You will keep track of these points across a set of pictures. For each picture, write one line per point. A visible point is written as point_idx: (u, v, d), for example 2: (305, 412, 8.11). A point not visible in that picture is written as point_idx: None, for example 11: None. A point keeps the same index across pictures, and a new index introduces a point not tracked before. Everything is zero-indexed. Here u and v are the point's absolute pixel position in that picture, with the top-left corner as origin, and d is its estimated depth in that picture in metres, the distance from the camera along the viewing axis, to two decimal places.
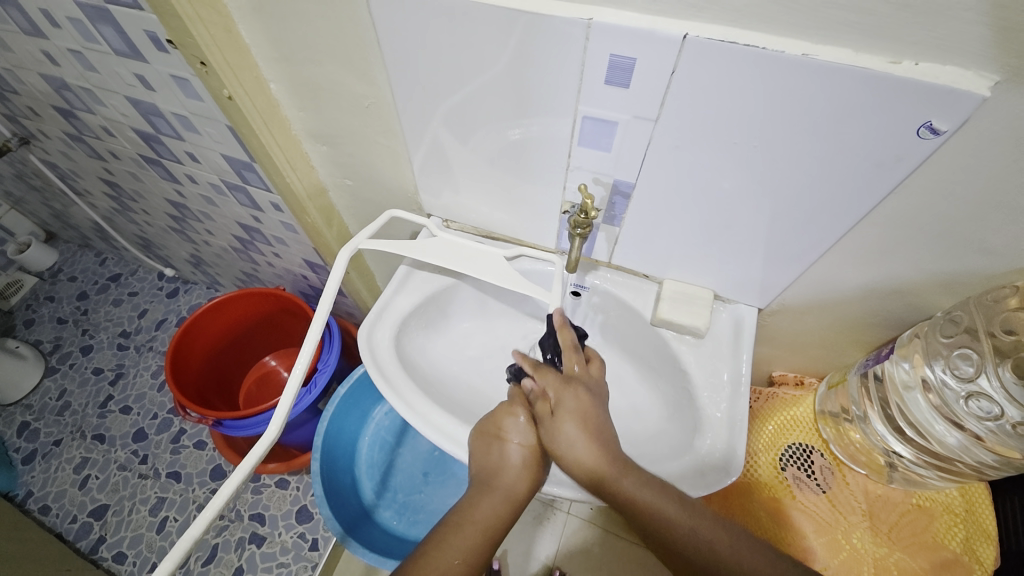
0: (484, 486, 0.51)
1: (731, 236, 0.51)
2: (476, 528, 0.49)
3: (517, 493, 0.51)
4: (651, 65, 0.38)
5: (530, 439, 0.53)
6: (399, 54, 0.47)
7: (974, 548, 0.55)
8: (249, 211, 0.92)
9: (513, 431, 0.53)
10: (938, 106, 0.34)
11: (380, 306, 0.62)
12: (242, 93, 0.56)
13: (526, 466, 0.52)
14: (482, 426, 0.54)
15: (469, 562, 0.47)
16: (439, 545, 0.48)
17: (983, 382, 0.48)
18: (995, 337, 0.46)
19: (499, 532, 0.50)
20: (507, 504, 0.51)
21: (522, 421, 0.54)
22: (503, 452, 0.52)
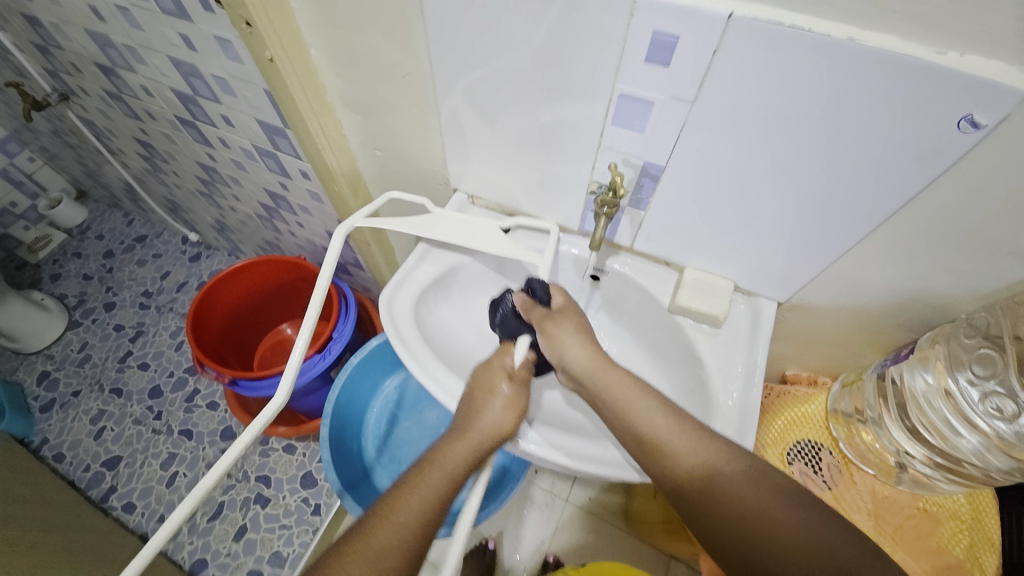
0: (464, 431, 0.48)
1: (758, 226, 0.51)
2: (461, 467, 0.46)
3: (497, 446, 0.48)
4: (693, 44, 0.38)
5: (517, 394, 0.51)
6: (440, 22, 0.47)
7: (977, 556, 0.55)
8: (277, 178, 0.94)
9: (503, 384, 0.51)
10: (979, 98, 0.33)
11: (395, 275, 0.63)
12: (283, 56, 0.57)
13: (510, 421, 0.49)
14: (473, 379, 0.52)
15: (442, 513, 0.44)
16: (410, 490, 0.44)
17: (1003, 384, 0.48)
18: (1018, 341, 0.46)
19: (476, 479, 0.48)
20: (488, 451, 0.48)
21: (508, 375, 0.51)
22: (490, 404, 0.49)
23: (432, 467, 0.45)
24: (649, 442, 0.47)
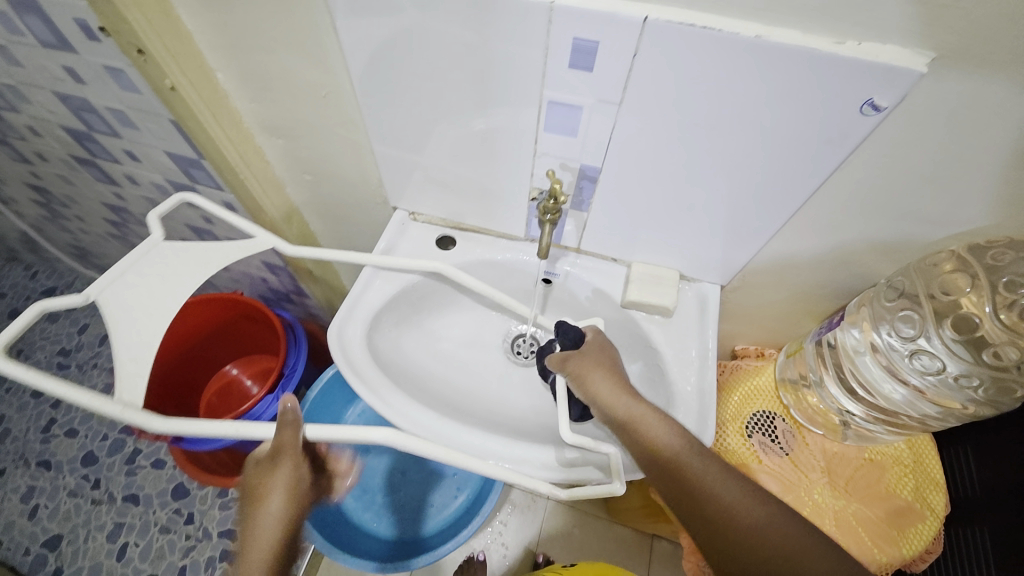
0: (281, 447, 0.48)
1: (693, 218, 0.53)
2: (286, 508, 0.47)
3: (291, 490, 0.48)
4: (613, 47, 0.38)
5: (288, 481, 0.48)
6: (358, 40, 0.45)
7: (924, 496, 0.59)
8: (199, 212, 0.87)
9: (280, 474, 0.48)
10: (877, 84, 0.36)
11: (343, 309, 0.60)
12: (185, 83, 0.53)
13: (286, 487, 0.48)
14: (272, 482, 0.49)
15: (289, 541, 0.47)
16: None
17: (924, 342, 0.51)
18: (935, 299, 0.50)
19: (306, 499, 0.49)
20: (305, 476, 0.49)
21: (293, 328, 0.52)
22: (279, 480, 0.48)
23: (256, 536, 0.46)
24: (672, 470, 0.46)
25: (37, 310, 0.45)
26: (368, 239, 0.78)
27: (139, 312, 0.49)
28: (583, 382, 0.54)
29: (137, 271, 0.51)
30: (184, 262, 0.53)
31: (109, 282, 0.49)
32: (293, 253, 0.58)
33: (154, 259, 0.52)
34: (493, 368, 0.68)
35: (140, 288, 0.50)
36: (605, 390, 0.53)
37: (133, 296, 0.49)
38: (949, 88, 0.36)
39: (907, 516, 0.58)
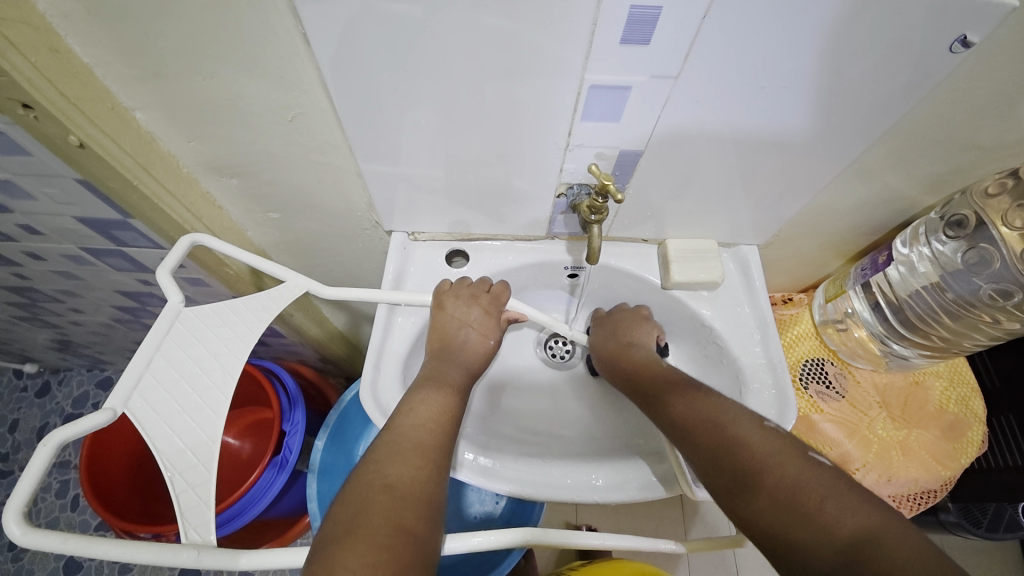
0: (420, 393, 0.48)
1: (735, 183, 0.49)
2: (420, 453, 0.43)
3: (475, 371, 0.54)
4: (678, 12, 0.32)
5: (486, 329, 0.55)
6: (340, 47, 0.35)
7: (968, 402, 0.62)
8: (133, 275, 0.72)
9: (474, 322, 0.55)
10: (974, 17, 0.33)
11: (375, 342, 0.54)
12: (99, 134, 0.40)
13: (483, 351, 0.56)
14: (440, 330, 0.54)
15: (428, 492, 0.41)
16: (357, 522, 0.37)
17: (1012, 279, 0.50)
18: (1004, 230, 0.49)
19: (443, 466, 0.44)
20: (449, 430, 0.46)
21: (480, 312, 0.55)
22: (464, 338, 0.54)
23: (395, 435, 0.44)
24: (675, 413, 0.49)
25: (54, 445, 0.37)
26: (357, 268, 0.68)
27: (181, 405, 0.43)
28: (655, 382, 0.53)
29: (166, 355, 0.44)
30: (215, 331, 0.47)
31: (135, 386, 0.42)
32: (333, 295, 0.52)
33: (181, 341, 0.45)
34: (536, 380, 0.64)
35: (172, 378, 0.44)
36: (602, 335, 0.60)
37: (172, 393, 0.43)
38: None
39: (959, 428, 0.61)
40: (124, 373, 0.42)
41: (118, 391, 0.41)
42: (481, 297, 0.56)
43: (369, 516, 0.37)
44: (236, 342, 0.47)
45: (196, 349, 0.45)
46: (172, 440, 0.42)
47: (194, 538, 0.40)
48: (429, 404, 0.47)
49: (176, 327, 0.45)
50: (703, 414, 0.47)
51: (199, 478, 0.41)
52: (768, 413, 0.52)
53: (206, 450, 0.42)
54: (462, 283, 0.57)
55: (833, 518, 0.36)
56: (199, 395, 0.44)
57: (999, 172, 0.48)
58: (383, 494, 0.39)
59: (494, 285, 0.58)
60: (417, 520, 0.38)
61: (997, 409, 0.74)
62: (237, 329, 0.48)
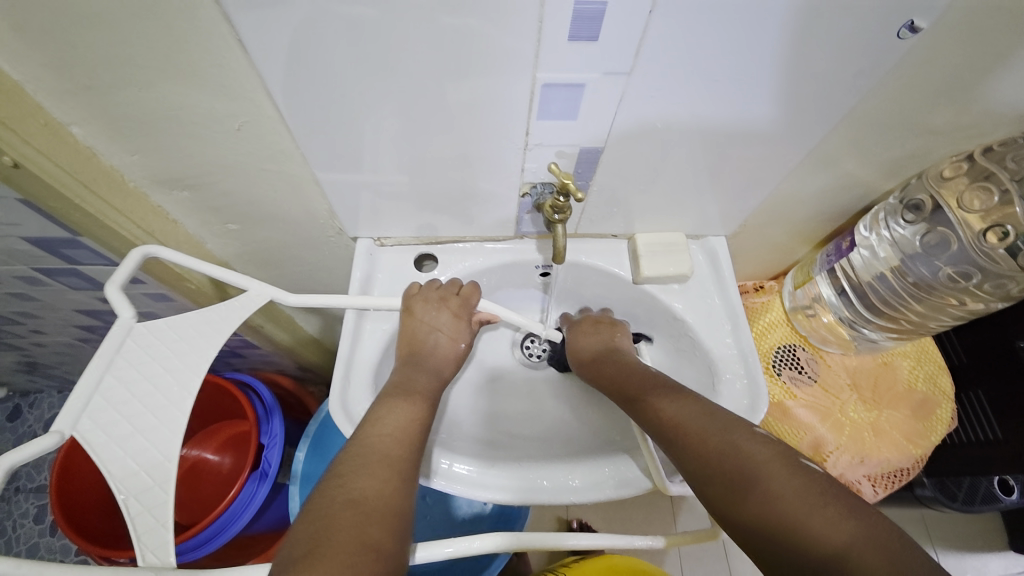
0: (388, 402, 0.47)
1: (698, 175, 0.49)
2: (388, 465, 0.42)
3: (446, 376, 0.53)
4: (624, 7, 0.31)
5: (455, 331, 0.54)
6: (280, 54, 0.33)
7: (935, 381, 0.64)
8: (92, 294, 0.69)
9: (444, 325, 0.53)
10: (918, 3, 0.33)
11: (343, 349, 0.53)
12: (32, 152, 0.38)
13: (454, 354, 0.54)
14: (409, 335, 0.53)
15: (395, 504, 0.39)
16: (321, 539, 0.35)
17: (968, 258, 0.51)
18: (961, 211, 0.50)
19: (413, 476, 0.43)
20: (416, 439, 0.45)
21: (450, 315, 0.54)
22: (433, 342, 0.53)
23: (361, 449, 0.43)
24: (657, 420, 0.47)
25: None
26: (325, 276, 0.67)
27: (134, 424, 0.42)
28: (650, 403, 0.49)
29: (118, 373, 0.42)
30: (170, 345, 0.45)
31: (84, 408, 0.40)
32: (297, 303, 0.51)
33: (133, 359, 0.43)
34: (512, 382, 0.63)
35: (125, 397, 0.42)
36: (582, 339, 0.59)
37: (125, 412, 0.42)
38: None
39: (927, 406, 0.63)
40: (72, 395, 0.40)
41: (66, 414, 0.39)
42: (451, 299, 0.55)
43: (334, 533, 0.36)
44: (191, 356, 0.45)
45: (150, 367, 0.43)
46: (126, 461, 0.40)
47: (151, 561, 0.39)
48: (395, 415, 0.46)
49: (128, 343, 0.44)
50: (682, 418, 0.45)
51: (155, 500, 0.40)
52: (741, 403, 0.52)
53: (161, 471, 0.41)
54: (431, 286, 0.56)
55: (819, 528, 0.34)
56: (153, 414, 0.42)
57: (954, 155, 0.49)
58: (348, 509, 0.38)
59: (465, 286, 0.56)
60: (384, 534, 0.37)
61: (963, 384, 0.76)
62: (194, 344, 0.45)
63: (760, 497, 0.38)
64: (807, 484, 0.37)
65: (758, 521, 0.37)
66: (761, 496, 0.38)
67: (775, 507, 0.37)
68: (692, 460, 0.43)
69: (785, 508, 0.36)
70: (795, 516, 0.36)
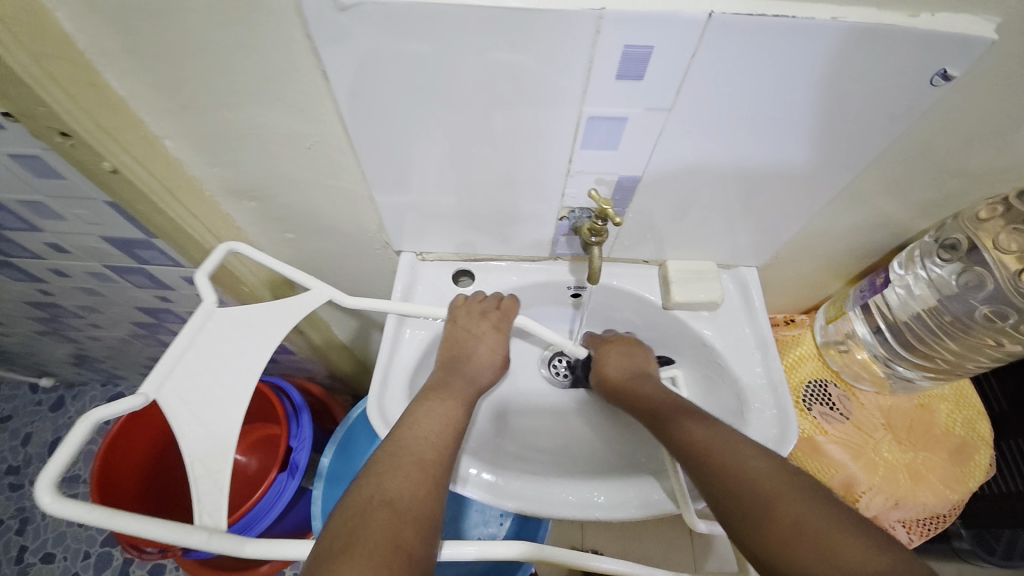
0: (425, 405, 0.49)
1: (730, 207, 0.51)
2: (421, 468, 0.44)
3: (480, 384, 0.55)
4: (667, 51, 0.34)
5: (498, 345, 0.56)
6: (355, 84, 0.38)
7: (974, 426, 0.62)
8: (152, 292, 0.74)
9: (484, 334, 0.56)
10: (951, 54, 0.34)
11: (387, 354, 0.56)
12: (130, 160, 0.43)
13: (491, 364, 0.56)
14: (449, 336, 0.56)
15: (426, 510, 0.41)
16: (355, 537, 0.37)
17: (1002, 298, 0.51)
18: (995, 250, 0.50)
19: (445, 483, 0.44)
20: (451, 447, 0.47)
21: (490, 326, 0.56)
22: (473, 348, 0.55)
23: (399, 450, 0.44)
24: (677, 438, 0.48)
25: (88, 426, 0.38)
26: (366, 287, 0.70)
27: (207, 397, 0.45)
28: (679, 426, 0.49)
29: (197, 350, 0.46)
30: (245, 330, 0.49)
31: (167, 376, 0.44)
32: (353, 305, 0.54)
33: (211, 338, 0.47)
34: (539, 399, 0.64)
35: (200, 370, 0.46)
36: (612, 356, 0.59)
37: (199, 384, 0.45)
38: (1021, 50, 0.35)
39: (966, 452, 0.61)
40: (157, 363, 0.44)
41: (150, 380, 0.43)
42: (491, 313, 0.58)
43: (367, 532, 0.38)
44: (262, 341, 0.49)
45: (226, 347, 0.47)
46: (196, 428, 0.44)
47: (206, 522, 0.42)
48: (432, 420, 0.48)
49: (207, 323, 0.47)
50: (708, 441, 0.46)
51: (217, 466, 0.43)
52: (770, 433, 0.52)
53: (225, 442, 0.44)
54: (475, 298, 0.59)
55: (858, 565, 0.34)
56: (220, 390, 0.46)
57: (990, 198, 0.49)
58: (381, 509, 0.40)
59: (505, 300, 0.59)
60: (415, 539, 0.39)
61: (1007, 437, 0.73)
62: (265, 331, 0.49)
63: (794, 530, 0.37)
64: (846, 524, 0.36)
65: (790, 552, 0.37)
66: (798, 529, 0.37)
67: (813, 540, 0.36)
68: (721, 485, 0.42)
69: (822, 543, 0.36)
70: (837, 553, 0.35)
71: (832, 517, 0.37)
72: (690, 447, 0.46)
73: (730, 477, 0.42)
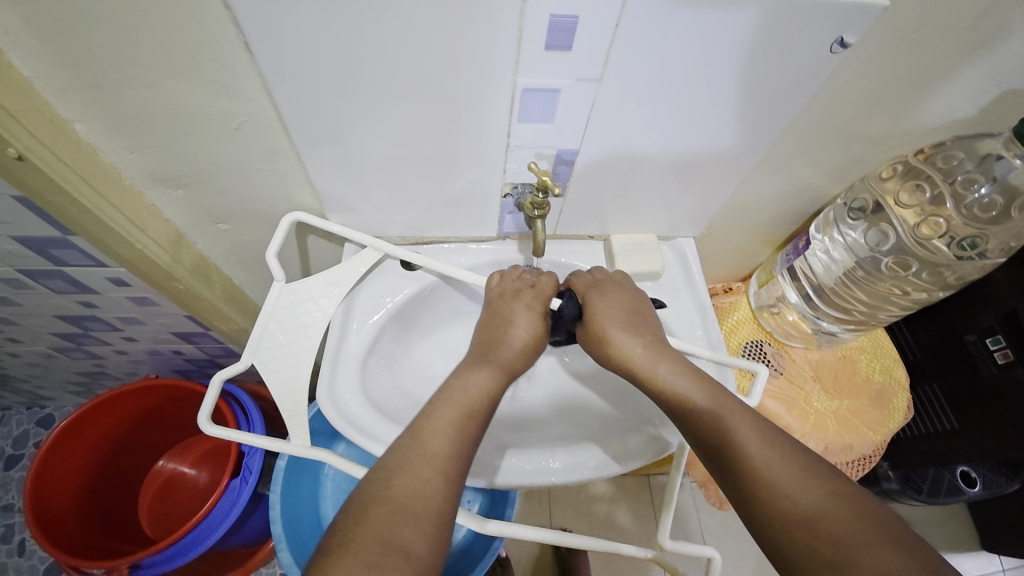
0: (445, 396, 0.47)
1: (666, 178, 0.53)
2: (429, 463, 0.42)
3: (514, 370, 0.51)
4: (591, 19, 0.36)
5: (536, 328, 0.52)
6: (279, 56, 0.36)
7: (890, 371, 0.68)
8: (75, 298, 0.69)
9: (521, 317, 0.52)
10: (845, 22, 0.38)
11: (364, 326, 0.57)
12: (36, 146, 0.40)
13: (526, 349, 0.52)
14: (489, 314, 0.54)
15: (431, 507, 0.40)
16: (351, 535, 0.37)
17: (904, 252, 0.57)
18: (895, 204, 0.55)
19: (458, 475, 0.42)
20: (469, 443, 0.44)
21: (524, 307, 0.53)
22: (509, 332, 0.52)
23: (415, 445, 0.43)
24: (674, 400, 0.45)
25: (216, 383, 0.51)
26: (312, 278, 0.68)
27: (291, 356, 0.53)
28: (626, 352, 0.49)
29: (278, 319, 0.54)
30: (314, 295, 0.55)
31: (259, 343, 0.52)
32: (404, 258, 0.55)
33: (287, 307, 0.54)
34: None
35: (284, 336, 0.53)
36: (619, 332, 0.50)
37: (285, 346, 0.53)
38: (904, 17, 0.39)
39: (884, 396, 0.67)
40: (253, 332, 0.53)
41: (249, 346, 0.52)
42: (527, 292, 0.54)
43: (367, 527, 0.37)
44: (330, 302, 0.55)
45: (301, 312, 0.55)
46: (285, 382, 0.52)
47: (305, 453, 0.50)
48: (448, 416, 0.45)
49: (282, 296, 0.55)
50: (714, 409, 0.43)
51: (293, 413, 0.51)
52: None
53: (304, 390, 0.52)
54: (513, 275, 0.56)
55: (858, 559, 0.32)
56: (295, 351, 0.53)
57: (891, 159, 0.54)
58: (382, 504, 0.39)
59: (542, 278, 0.55)
60: (418, 537, 0.38)
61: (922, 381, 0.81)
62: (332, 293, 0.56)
63: (794, 508, 0.36)
64: (856, 513, 0.34)
65: (782, 529, 0.35)
66: (800, 511, 0.35)
67: (812, 524, 0.34)
68: (720, 453, 0.41)
69: (822, 528, 0.34)
70: (837, 540, 0.33)
71: (834, 501, 0.35)
72: (691, 413, 0.44)
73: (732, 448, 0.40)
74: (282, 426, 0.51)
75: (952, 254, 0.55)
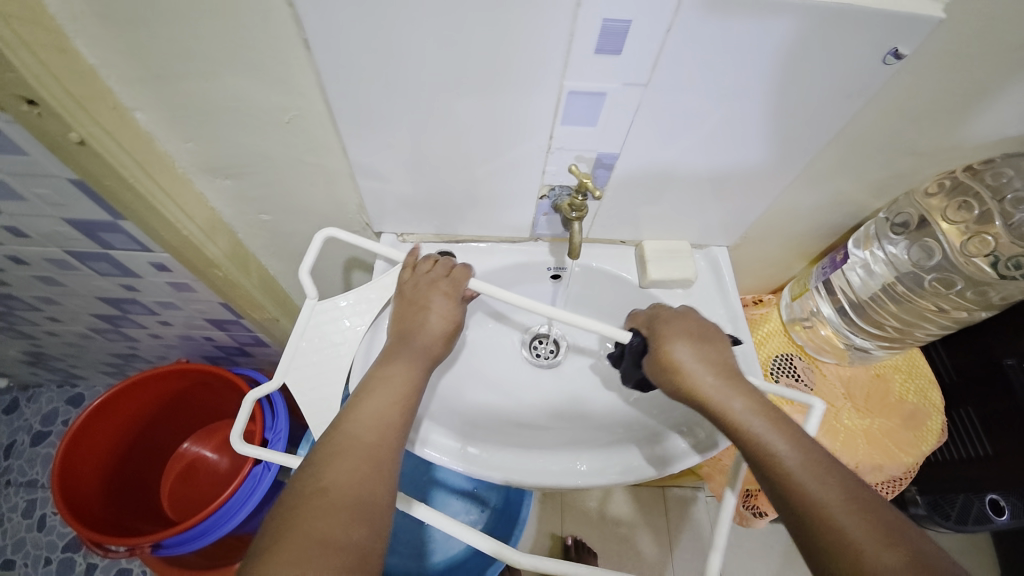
0: (379, 382, 0.46)
1: (704, 186, 0.53)
2: (361, 451, 0.41)
3: (434, 352, 0.50)
4: (643, 24, 0.36)
5: (452, 314, 0.52)
6: (336, 54, 0.37)
7: (926, 393, 0.66)
8: (117, 280, 0.71)
9: (435, 303, 0.52)
10: (902, 33, 0.37)
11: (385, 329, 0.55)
12: (98, 131, 0.42)
13: (447, 333, 0.52)
14: (404, 300, 0.53)
15: (364, 496, 0.38)
16: (284, 532, 0.36)
17: (947, 269, 0.56)
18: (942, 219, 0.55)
19: (392, 467, 0.41)
20: (402, 427, 0.44)
21: (440, 296, 0.53)
22: (423, 319, 0.51)
23: (343, 433, 0.42)
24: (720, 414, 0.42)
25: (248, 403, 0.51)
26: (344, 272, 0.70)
27: (324, 375, 0.52)
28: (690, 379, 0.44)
29: (309, 337, 0.54)
30: (345, 310, 0.55)
31: (292, 362, 0.52)
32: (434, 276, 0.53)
33: (319, 324, 0.54)
34: (520, 379, 0.65)
35: (316, 353, 0.53)
36: (688, 357, 0.45)
37: (317, 364, 0.53)
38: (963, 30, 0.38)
39: (920, 418, 0.65)
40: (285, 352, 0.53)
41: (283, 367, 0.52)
42: (441, 283, 0.54)
43: (299, 524, 0.36)
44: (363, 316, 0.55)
45: (332, 330, 0.54)
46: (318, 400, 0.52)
47: None
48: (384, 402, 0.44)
49: (313, 314, 0.55)
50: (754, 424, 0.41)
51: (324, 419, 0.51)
52: None
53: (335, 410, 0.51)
54: (424, 267, 0.56)
55: None
56: (326, 370, 0.53)
57: (939, 174, 0.53)
58: (313, 499, 0.37)
59: (455, 268, 0.56)
60: (349, 530, 0.37)
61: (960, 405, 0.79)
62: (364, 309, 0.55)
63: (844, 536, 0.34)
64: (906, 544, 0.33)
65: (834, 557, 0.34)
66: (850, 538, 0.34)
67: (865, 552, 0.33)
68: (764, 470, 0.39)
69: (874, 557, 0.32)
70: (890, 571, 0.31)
71: (882, 527, 0.34)
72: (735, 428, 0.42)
73: (775, 465, 0.38)
74: (312, 414, 0.52)
75: (998, 274, 0.54)
